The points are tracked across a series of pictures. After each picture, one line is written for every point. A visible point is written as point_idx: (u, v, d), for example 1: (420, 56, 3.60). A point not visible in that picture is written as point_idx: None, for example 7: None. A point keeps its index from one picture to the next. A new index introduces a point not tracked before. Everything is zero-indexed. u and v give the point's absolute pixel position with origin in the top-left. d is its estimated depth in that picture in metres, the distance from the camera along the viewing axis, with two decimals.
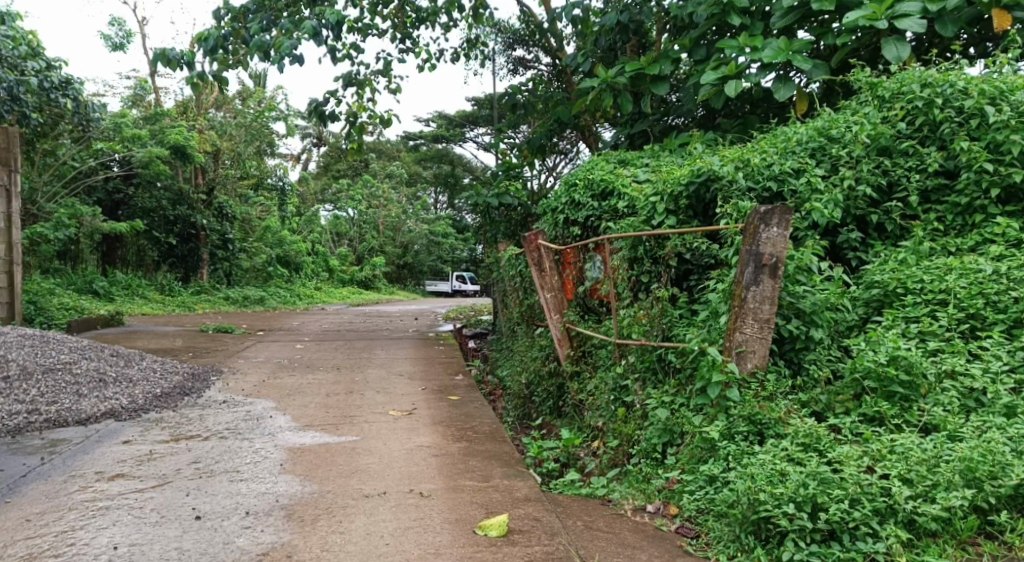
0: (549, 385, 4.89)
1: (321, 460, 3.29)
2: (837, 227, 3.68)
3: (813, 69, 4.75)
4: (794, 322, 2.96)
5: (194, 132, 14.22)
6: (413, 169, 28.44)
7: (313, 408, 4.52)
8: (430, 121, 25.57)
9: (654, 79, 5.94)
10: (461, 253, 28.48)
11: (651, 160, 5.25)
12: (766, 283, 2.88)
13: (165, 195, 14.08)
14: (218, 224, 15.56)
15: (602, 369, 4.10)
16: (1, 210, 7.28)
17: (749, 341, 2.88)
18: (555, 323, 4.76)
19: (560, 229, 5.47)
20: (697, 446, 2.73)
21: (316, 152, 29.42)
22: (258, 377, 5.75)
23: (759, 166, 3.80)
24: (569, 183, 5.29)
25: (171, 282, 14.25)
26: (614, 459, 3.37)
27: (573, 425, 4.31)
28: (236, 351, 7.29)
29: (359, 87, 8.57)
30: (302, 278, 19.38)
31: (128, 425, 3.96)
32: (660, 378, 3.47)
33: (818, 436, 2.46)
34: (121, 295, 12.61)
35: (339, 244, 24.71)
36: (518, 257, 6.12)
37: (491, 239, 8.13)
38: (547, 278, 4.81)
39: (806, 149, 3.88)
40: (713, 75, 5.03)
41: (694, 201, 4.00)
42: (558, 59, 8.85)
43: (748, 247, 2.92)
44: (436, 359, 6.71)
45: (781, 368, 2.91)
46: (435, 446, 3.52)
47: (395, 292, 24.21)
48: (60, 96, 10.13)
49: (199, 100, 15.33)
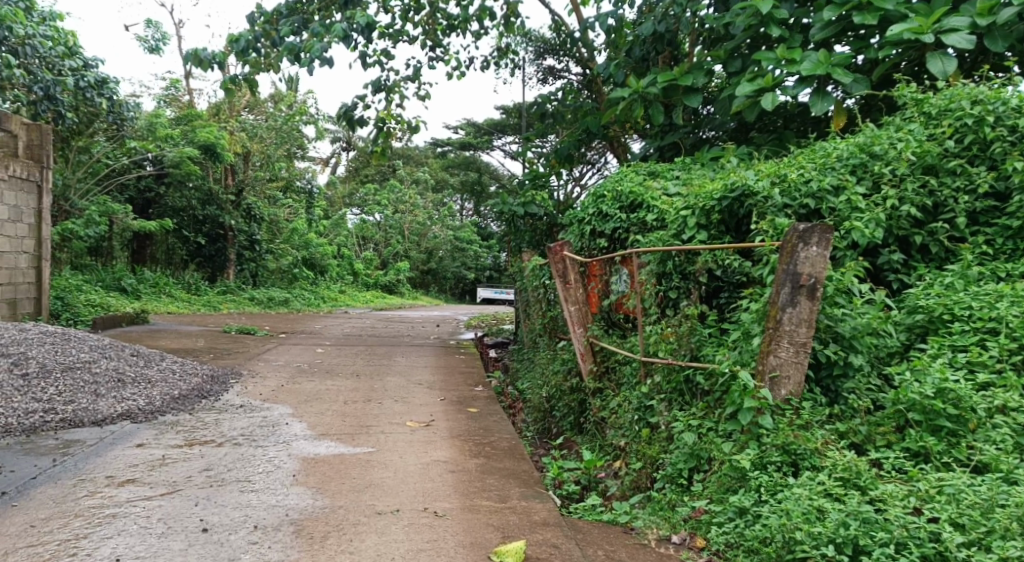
0: (571, 400, 4.76)
1: (335, 472, 3.23)
2: (878, 248, 3.51)
3: (854, 84, 4.58)
4: (831, 347, 2.81)
5: (225, 134, 14.37)
6: (440, 175, 28.50)
7: (329, 417, 4.45)
8: (458, 128, 25.64)
9: (687, 90, 5.81)
10: (484, 260, 28.48)
11: (682, 172, 5.12)
12: (803, 305, 2.75)
13: (194, 194, 14.21)
14: (245, 225, 15.70)
15: (626, 387, 3.98)
16: (32, 206, 7.36)
17: (783, 365, 2.74)
18: (579, 337, 4.60)
19: (586, 241, 5.36)
20: (726, 474, 2.61)
21: (345, 156, 29.65)
22: (277, 382, 5.71)
23: (796, 181, 3.66)
24: (597, 194, 5.17)
25: (198, 281, 14.38)
26: (636, 481, 3.26)
27: (594, 444, 4.19)
28: (256, 353, 7.28)
29: (388, 93, 8.57)
30: (326, 281, 19.48)
31: (144, 427, 4.00)
32: (687, 399, 3.34)
33: (858, 471, 2.32)
34: (148, 293, 12.75)
35: (365, 248, 24.82)
36: (542, 267, 6.01)
37: (516, 248, 8.04)
38: (572, 291, 4.67)
39: (846, 166, 3.72)
40: (749, 87, 4.90)
41: (727, 216, 3.87)
42: (588, 68, 8.75)
43: (784, 267, 2.78)
44: (456, 368, 6.61)
45: (817, 395, 2.76)
46: (452, 462, 3.42)
47: (418, 298, 24.22)
48: (95, 95, 10.23)
49: (231, 102, 15.50)
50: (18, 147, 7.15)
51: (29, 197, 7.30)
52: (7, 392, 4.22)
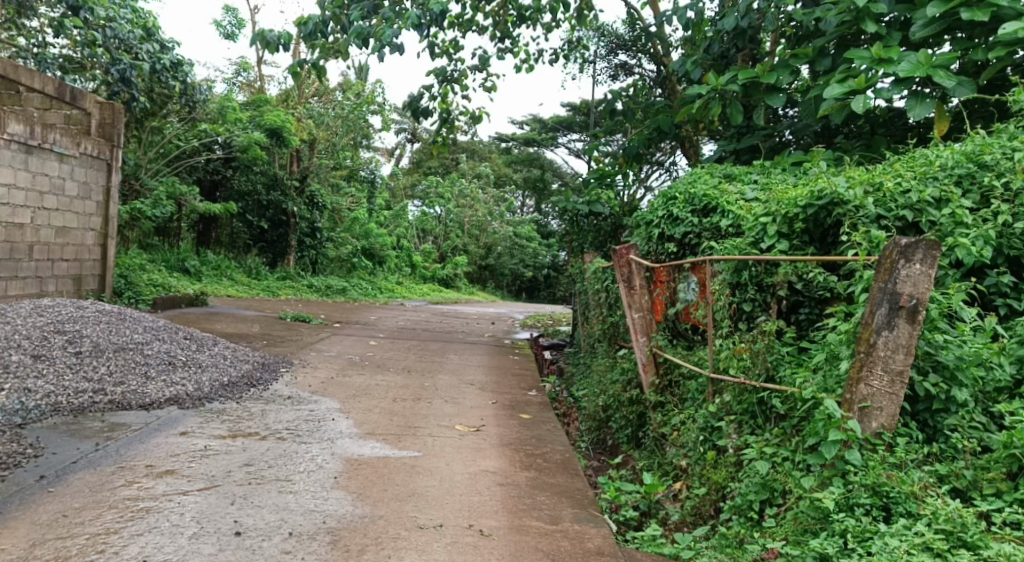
0: (629, 412, 4.53)
1: (377, 477, 3.12)
2: (985, 267, 3.12)
3: (958, 88, 4.16)
4: (932, 377, 2.47)
5: (293, 121, 14.57)
6: (502, 170, 28.38)
7: (377, 415, 4.34)
8: (523, 124, 25.45)
9: (769, 90, 5.46)
10: (543, 258, 28.25)
11: (760, 176, 4.80)
12: (902, 328, 2.43)
13: (260, 179, 14.65)
14: (308, 213, 15.94)
15: (691, 404, 3.74)
16: (101, 184, 7.51)
17: (875, 396, 2.43)
18: (641, 346, 4.38)
19: (654, 244, 5.08)
20: (804, 512, 2.32)
21: (410, 148, 29.89)
22: (327, 373, 5.67)
23: (891, 191, 3.33)
24: (668, 195, 4.90)
25: (259, 266, 14.66)
26: (698, 507, 3.02)
27: (652, 461, 3.95)
28: (310, 342, 7.28)
29: (454, 84, 8.45)
30: (385, 272, 19.62)
31: (191, 414, 4.05)
32: (759, 424, 3.06)
33: (965, 524, 2.00)
34: (210, 276, 13.05)
35: (424, 241, 24.94)
36: (605, 270, 5.77)
37: (577, 248, 7.80)
38: (637, 297, 4.44)
39: (951, 176, 3.35)
40: (837, 90, 4.52)
41: (812, 225, 3.59)
42: (662, 64, 8.41)
43: (880, 286, 2.48)
44: (510, 370, 6.44)
45: (914, 431, 2.44)
46: (501, 474, 3.24)
47: (474, 293, 24.18)
48: (169, 78, 10.46)
49: (300, 90, 15.72)
50: (90, 125, 7.37)
51: (98, 175, 7.45)
52: (60, 369, 4.31)
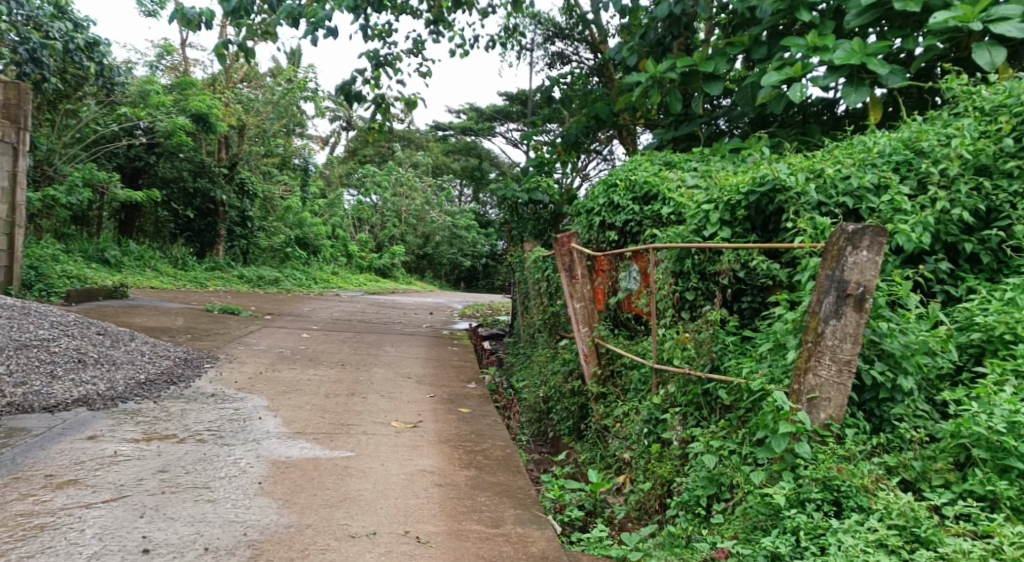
0: (571, 404, 4.43)
1: (306, 481, 2.91)
2: (923, 254, 3.13)
3: (891, 76, 4.19)
4: (877, 366, 2.44)
5: (219, 105, 13.92)
6: (440, 159, 27.98)
7: (308, 413, 4.09)
8: (461, 112, 25.19)
9: (707, 77, 5.43)
10: (481, 248, 28.06)
11: (700, 164, 4.76)
12: (849, 317, 2.39)
13: (186, 166, 13.80)
14: (238, 201, 15.28)
15: (634, 395, 3.66)
16: (6, 169, 6.93)
17: (823, 387, 2.38)
18: (583, 337, 4.27)
19: (595, 233, 4.98)
20: (754, 508, 2.26)
21: (345, 135, 29.15)
22: (255, 368, 5.38)
23: (832, 177, 3.31)
24: (609, 182, 4.80)
25: (185, 256, 13.96)
26: (642, 502, 2.97)
27: (594, 454, 3.86)
28: (238, 336, 6.91)
29: (389, 68, 8.17)
30: (320, 262, 19.05)
31: (102, 417, 3.71)
32: (704, 415, 3.00)
33: (918, 518, 1.96)
34: (131, 266, 12.34)
35: (361, 230, 24.38)
36: (545, 259, 5.65)
37: (516, 237, 7.68)
38: (578, 286, 4.33)
39: (888, 163, 3.35)
40: (775, 78, 4.50)
41: (753, 212, 3.54)
42: (600, 52, 8.32)
43: (828, 274, 2.43)
44: (449, 362, 6.25)
45: (861, 422, 2.40)
46: (438, 474, 3.07)
47: (412, 282, 23.77)
48: (84, 59, 9.84)
49: (227, 74, 15.02)
50: None
51: (2, 159, 6.88)
52: None
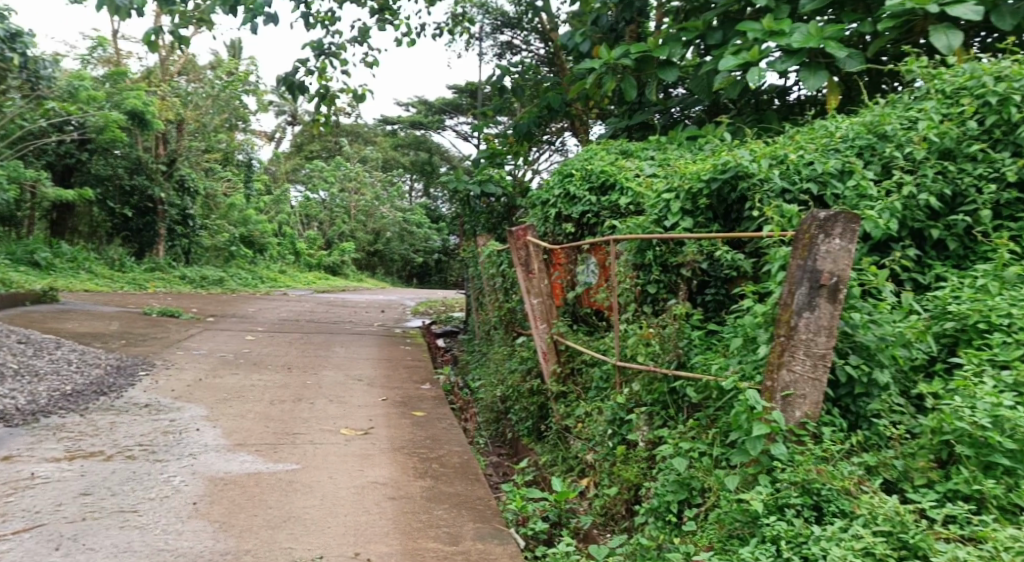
0: (530, 404, 4.27)
1: (247, 498, 2.66)
2: (890, 242, 3.07)
3: (849, 60, 4.15)
4: (852, 360, 2.34)
5: (155, 99, 13.29)
6: (389, 154, 27.50)
7: (250, 422, 3.82)
8: (410, 106, 24.80)
9: (663, 63, 5.32)
10: (433, 243, 27.72)
11: (657, 152, 4.65)
12: (823, 309, 2.28)
13: (121, 163, 13.13)
14: (178, 199, 14.55)
15: (597, 393, 3.52)
16: None
17: (797, 383, 2.26)
18: (541, 334, 4.10)
19: (551, 225, 4.81)
20: (730, 515, 2.12)
21: (290, 130, 28.39)
22: (195, 374, 5.05)
23: (796, 163, 3.22)
24: (564, 173, 4.65)
25: (122, 257, 13.28)
26: (608, 507, 2.85)
27: (556, 456, 3.71)
28: (176, 340, 6.52)
29: (332, 58, 7.84)
30: (266, 260, 18.47)
31: (19, 434, 3.36)
32: (671, 414, 2.86)
33: (904, 523, 1.85)
34: (64, 269, 11.68)
35: (309, 227, 23.76)
36: (499, 254, 5.46)
37: (470, 231, 7.48)
38: (535, 281, 4.15)
39: (851, 148, 3.30)
40: (733, 62, 4.41)
41: (715, 201, 3.43)
42: (551, 41, 8.16)
43: (799, 264, 2.31)
44: (401, 362, 6.01)
45: (837, 419, 2.29)
46: (392, 486, 2.86)
47: (363, 280, 23.28)
48: (6, 50, 9.25)
49: (163, 66, 14.37)
50: None
51: None
52: None
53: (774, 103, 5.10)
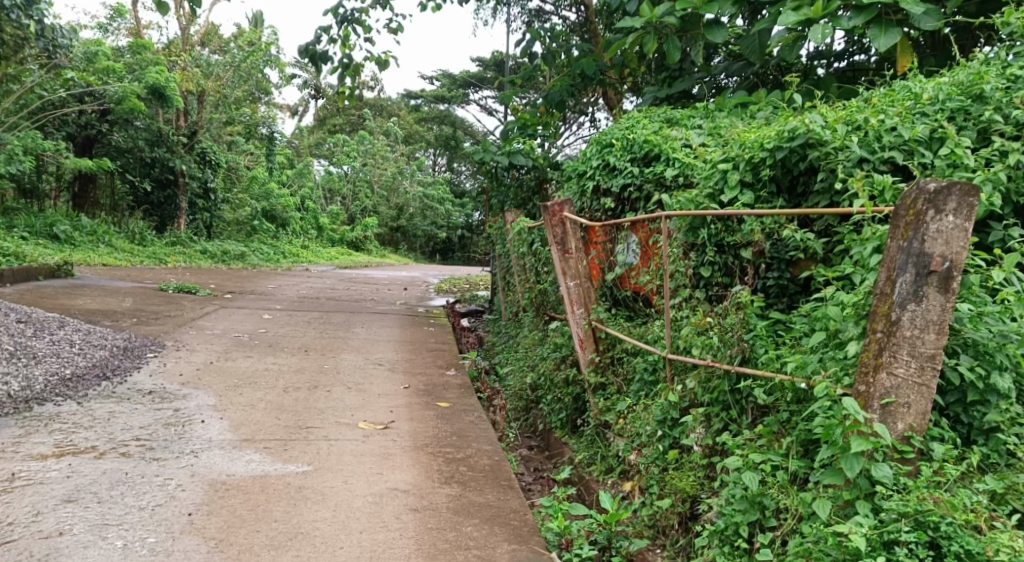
0: (564, 395, 3.93)
1: (250, 508, 2.36)
2: (991, 220, 2.62)
3: (924, 17, 3.70)
4: (967, 361, 1.93)
5: (175, 70, 12.95)
6: (412, 128, 27.03)
7: (260, 413, 3.52)
8: (433, 79, 24.35)
9: (709, 23, 4.95)
10: (457, 220, 27.40)
11: (705, 120, 4.22)
12: (932, 301, 1.86)
13: (142, 135, 12.78)
14: (199, 171, 14.30)
15: (645, 385, 3.21)
16: None
17: (899, 390, 1.86)
18: (578, 320, 3.74)
19: (587, 199, 4.41)
20: (820, 548, 1.76)
21: (313, 104, 28.08)
22: (206, 356, 4.79)
23: (876, 128, 2.78)
24: (603, 142, 4.24)
25: (143, 230, 13.08)
26: (658, 519, 2.53)
27: (594, 455, 3.39)
28: (190, 318, 6.26)
29: (355, 24, 7.42)
30: (288, 235, 18.26)
31: (8, 425, 3.09)
32: (732, 417, 2.49)
33: None
34: (84, 242, 11.53)
35: (332, 202, 23.52)
36: (530, 231, 5.08)
37: (496, 206, 7.10)
38: (572, 262, 3.77)
39: (942, 111, 2.79)
40: (793, 18, 3.95)
41: (780, 171, 3.01)
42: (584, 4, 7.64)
43: (900, 246, 1.90)
44: (424, 345, 5.68)
45: (948, 432, 1.90)
46: (414, 495, 2.54)
47: (386, 255, 22.98)
48: (22, 17, 8.56)
49: (184, 36, 14.02)
50: None
51: None
52: None
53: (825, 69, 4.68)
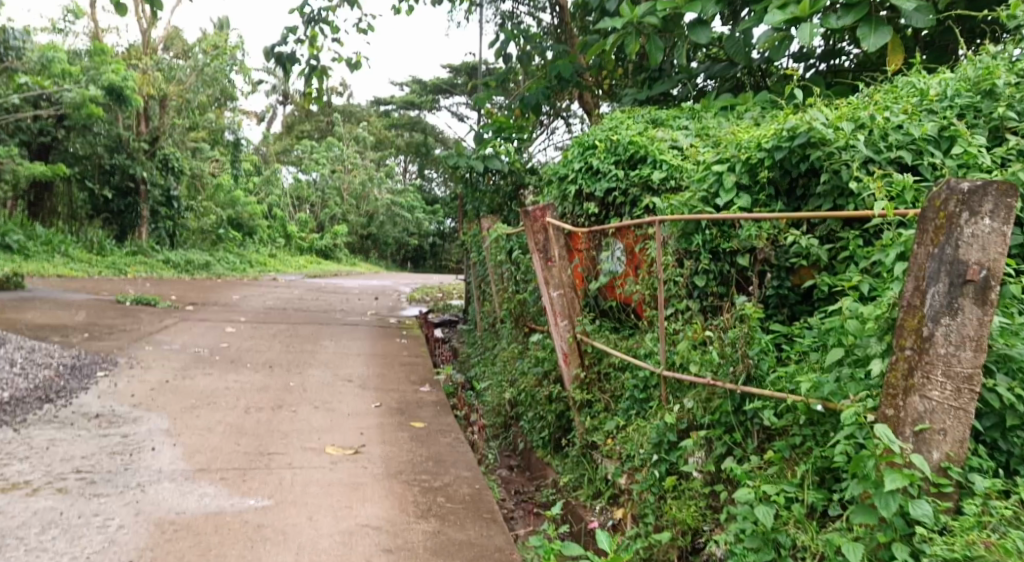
0: (547, 412, 3.70)
1: (201, 553, 2.08)
2: None
3: (915, 13, 3.57)
4: (1006, 382, 1.74)
5: (136, 73, 12.48)
6: (382, 134, 26.63)
7: (219, 438, 3.23)
8: (404, 85, 24.10)
9: (692, 23, 4.79)
10: (428, 227, 27.08)
11: (690, 121, 4.04)
12: (968, 314, 1.66)
13: (101, 141, 12.29)
14: (161, 178, 13.82)
15: (635, 403, 3.01)
16: None
17: (935, 415, 1.68)
18: (561, 332, 3.52)
19: (568, 204, 4.18)
20: None
21: (280, 110, 27.58)
22: (161, 374, 4.46)
23: (882, 125, 2.62)
24: (585, 144, 4.03)
25: (102, 239, 12.51)
26: (657, 554, 2.29)
27: (580, 477, 3.18)
28: (148, 332, 5.90)
29: (323, 24, 7.15)
30: (255, 244, 17.79)
31: None
32: (736, 440, 2.28)
33: None
34: (38, 252, 11.01)
35: (300, 210, 23.05)
36: (507, 238, 4.84)
37: (470, 212, 6.86)
38: (555, 271, 3.54)
39: (950, 108, 2.66)
40: (780, 17, 3.79)
41: (779, 173, 2.83)
42: (559, 5, 7.46)
43: (929, 253, 1.69)
44: (397, 359, 5.41)
45: (988, 462, 1.72)
46: (387, 532, 2.29)
47: (355, 264, 22.56)
48: None
49: (145, 39, 13.56)
50: None
51: None
52: None
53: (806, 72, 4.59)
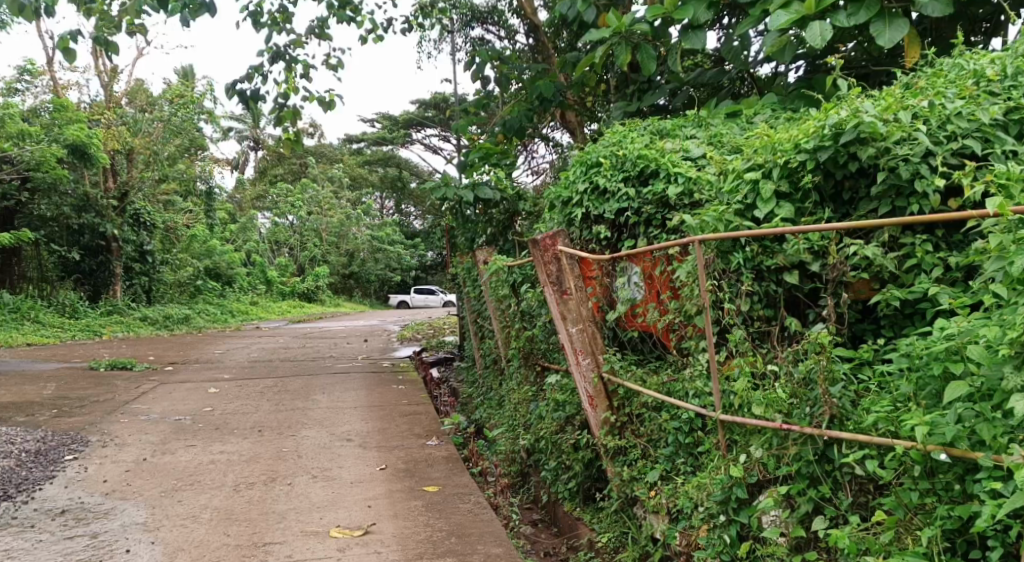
0: (574, 461, 3.30)
1: None
2: None
3: (930, 2, 3.28)
4: None
5: (98, 129, 12.05)
6: (356, 172, 26.29)
7: (204, 528, 2.80)
8: (375, 121, 23.94)
9: (685, 29, 4.50)
10: (410, 261, 26.76)
11: (699, 129, 3.72)
12: None
13: (68, 200, 11.80)
14: (133, 234, 13.30)
15: (682, 447, 2.63)
16: None
17: None
18: (584, 371, 3.14)
19: (574, 229, 3.81)
20: None
21: (252, 154, 27.18)
22: (138, 451, 4.00)
23: (939, 113, 2.32)
24: (589, 161, 3.67)
25: (74, 302, 11.95)
26: None
27: (622, 536, 2.79)
28: (122, 402, 5.41)
29: (290, 61, 6.80)
30: (235, 292, 17.29)
31: None
32: (825, 494, 1.91)
33: None
34: (6, 321, 10.43)
35: (279, 254, 22.59)
36: (508, 269, 4.46)
37: (459, 245, 6.50)
38: (573, 304, 3.17)
39: (1013, 88, 2.37)
40: (785, 17, 3.45)
41: (824, 177, 2.50)
42: (533, 26, 7.19)
43: None
44: (396, 409, 4.98)
45: None
46: None
47: (340, 305, 22.10)
48: None
49: (107, 93, 13.16)
50: None
51: None
52: None
53: (801, 71, 4.42)
